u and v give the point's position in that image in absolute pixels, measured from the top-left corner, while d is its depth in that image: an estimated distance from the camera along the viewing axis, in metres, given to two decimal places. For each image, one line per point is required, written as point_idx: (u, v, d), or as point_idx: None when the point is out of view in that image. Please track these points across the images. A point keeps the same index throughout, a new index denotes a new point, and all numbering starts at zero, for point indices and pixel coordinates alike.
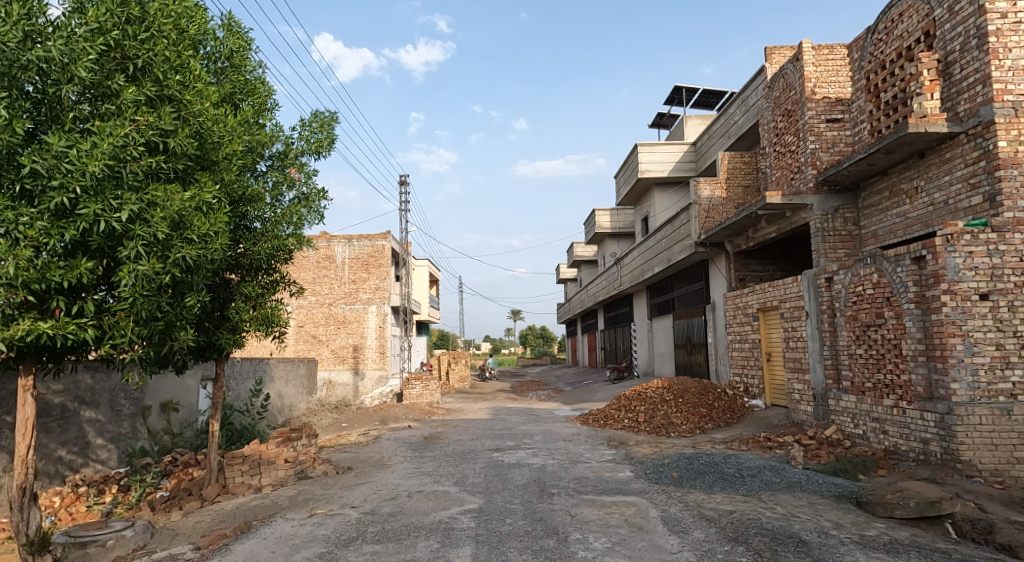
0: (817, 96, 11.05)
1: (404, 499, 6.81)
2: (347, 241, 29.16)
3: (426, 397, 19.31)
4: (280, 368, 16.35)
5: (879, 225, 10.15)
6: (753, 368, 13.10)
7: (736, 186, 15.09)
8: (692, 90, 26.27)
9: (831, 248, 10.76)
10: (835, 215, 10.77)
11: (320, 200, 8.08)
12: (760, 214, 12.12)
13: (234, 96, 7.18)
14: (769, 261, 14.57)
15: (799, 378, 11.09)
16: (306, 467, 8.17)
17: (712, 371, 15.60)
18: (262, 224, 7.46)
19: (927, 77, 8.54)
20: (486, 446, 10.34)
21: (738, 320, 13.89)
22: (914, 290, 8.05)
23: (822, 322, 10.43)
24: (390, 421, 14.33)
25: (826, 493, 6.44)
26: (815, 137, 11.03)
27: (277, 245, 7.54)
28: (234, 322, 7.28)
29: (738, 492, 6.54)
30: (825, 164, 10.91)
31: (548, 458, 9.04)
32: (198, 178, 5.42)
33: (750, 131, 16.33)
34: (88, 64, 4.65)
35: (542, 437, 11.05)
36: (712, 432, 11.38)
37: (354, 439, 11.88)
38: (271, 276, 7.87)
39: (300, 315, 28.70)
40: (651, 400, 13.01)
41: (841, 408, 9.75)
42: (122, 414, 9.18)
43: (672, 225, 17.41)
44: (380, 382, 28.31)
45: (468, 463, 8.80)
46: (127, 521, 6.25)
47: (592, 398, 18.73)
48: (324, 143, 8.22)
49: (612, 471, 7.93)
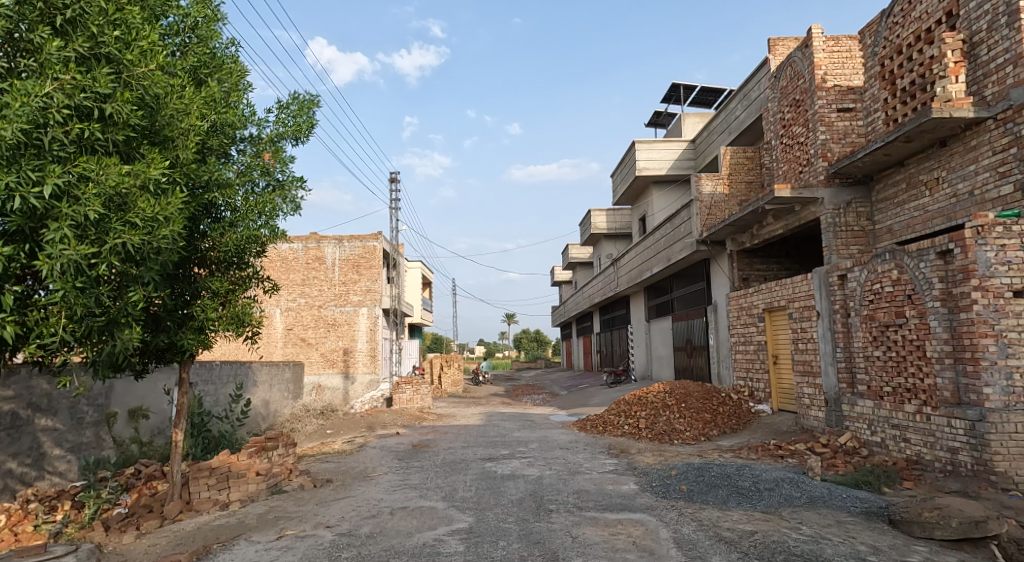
0: (827, 85, 10.49)
1: (386, 517, 6.14)
2: (338, 242, 28.50)
3: (417, 402, 18.58)
4: (265, 372, 15.66)
5: (894, 220, 9.57)
6: (758, 372, 12.52)
7: (738, 182, 14.56)
8: (690, 87, 25.75)
9: (843, 244, 10.16)
10: (847, 209, 10.20)
11: (298, 189, 7.39)
12: (767, 209, 11.54)
13: (200, 71, 6.50)
14: (774, 260, 13.99)
15: (810, 381, 10.50)
16: (280, 480, 7.49)
17: (714, 374, 15.02)
18: (233, 214, 6.77)
19: (951, 58, 7.96)
20: (478, 455, 9.66)
21: (742, 321, 13.29)
22: (940, 287, 7.47)
23: (834, 323, 9.83)
24: (378, 428, 13.65)
25: (854, 510, 5.81)
26: (826, 127, 10.44)
27: (248, 237, 6.84)
28: (199, 322, 6.57)
29: (756, 508, 5.92)
30: (836, 156, 10.34)
31: (545, 468, 8.39)
32: (144, 152, 4.77)
33: (753, 125, 15.79)
34: (3, 11, 4.01)
35: (539, 446, 10.40)
36: (717, 439, 10.75)
37: (337, 448, 11.16)
38: (242, 271, 7.20)
39: (289, 318, 27.98)
40: (651, 405, 12.38)
41: (856, 414, 9.16)
42: (84, 422, 8.64)
43: (672, 224, 16.83)
44: (370, 386, 27.44)
45: (458, 474, 8.13)
46: (71, 545, 5.54)
47: (588, 403, 18.10)
48: (303, 128, 7.47)
49: (615, 484, 7.28)
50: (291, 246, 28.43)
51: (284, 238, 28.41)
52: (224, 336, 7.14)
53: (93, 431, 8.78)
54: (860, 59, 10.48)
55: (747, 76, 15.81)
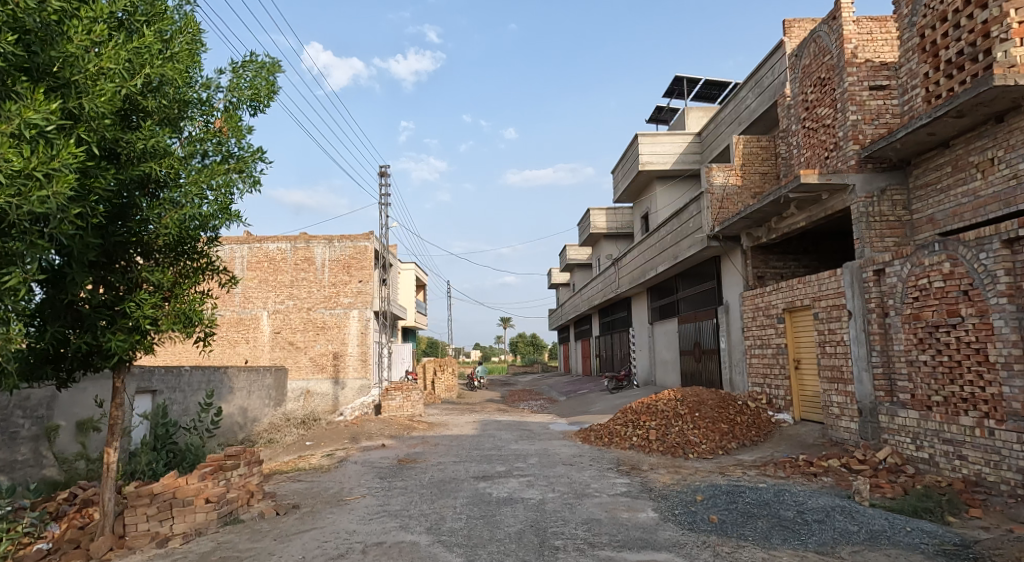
0: (858, 60, 9.46)
1: (356, 558, 5.04)
2: (328, 242, 27.37)
3: (408, 409, 17.48)
4: (242, 378, 14.59)
5: (937, 208, 8.56)
6: (778, 378, 11.49)
7: (752, 172, 13.62)
8: (694, 80, 24.77)
9: (877, 236, 9.14)
10: (881, 197, 9.18)
11: (258, 163, 6.32)
12: (790, 200, 10.53)
13: (132, 17, 5.35)
14: (791, 256, 12.98)
15: (839, 389, 9.46)
16: (235, 507, 6.36)
17: (726, 380, 13.99)
18: (179, 191, 5.59)
19: (1015, 18, 7.05)
20: (471, 473, 8.56)
21: (759, 322, 12.28)
22: (1006, 281, 6.52)
23: (870, 323, 8.79)
24: (363, 439, 12.53)
25: (929, 550, 4.75)
26: (856, 107, 9.39)
27: (189, 216, 5.61)
28: (133, 321, 5.43)
29: (807, 547, 4.86)
30: (869, 139, 9.30)
31: (548, 490, 7.31)
32: (24, 90, 3.94)
33: (767, 114, 14.79)
34: None
35: (539, 461, 9.32)
36: (737, 453, 9.70)
37: (314, 464, 10.04)
38: (193, 262, 6.13)
39: (277, 321, 26.86)
40: (661, 414, 11.30)
41: (897, 427, 8.13)
42: (19, 437, 7.54)
43: (679, 219, 15.80)
44: (362, 392, 26.34)
45: (446, 497, 7.03)
46: None
47: (590, 410, 17.03)
48: (262, 94, 6.41)
49: (630, 511, 6.22)
50: (279, 246, 27.36)
51: (272, 237, 27.32)
52: (166, 335, 6.04)
53: (30, 447, 7.67)
54: (882, 43, 9.50)
55: (759, 62, 14.83)
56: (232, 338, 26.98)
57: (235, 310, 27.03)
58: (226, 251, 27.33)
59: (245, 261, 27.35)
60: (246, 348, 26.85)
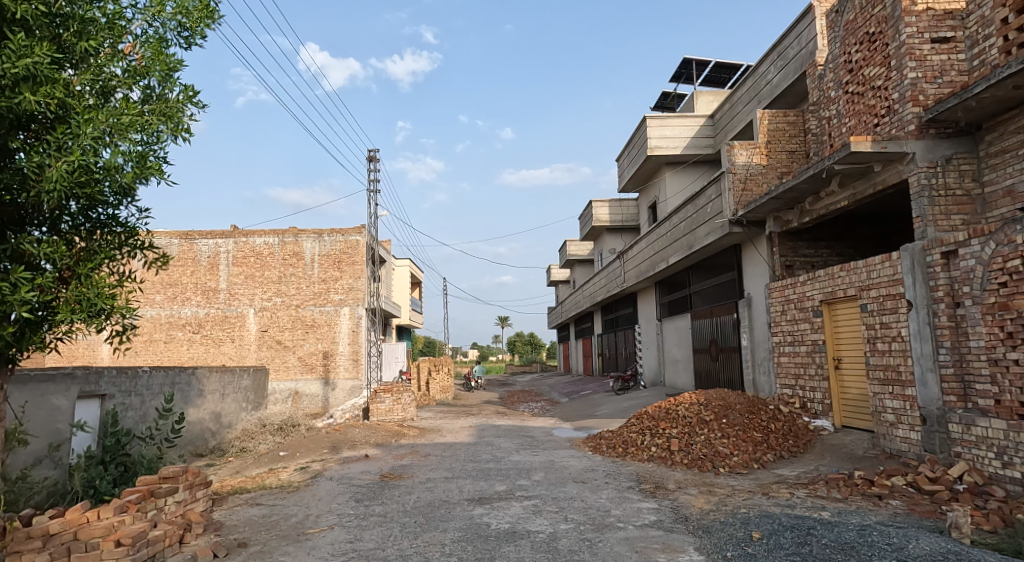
0: (919, 7, 8.05)
1: None
2: (318, 236, 25.97)
3: (398, 413, 16.10)
4: (214, 380, 13.27)
5: (1018, 179, 7.24)
6: (814, 379, 10.16)
7: (778, 150, 12.33)
8: (703, 63, 23.42)
9: (943, 213, 7.76)
10: (947, 167, 7.82)
11: (185, 107, 5.01)
12: (832, 175, 9.18)
13: None
14: (823, 243, 11.64)
15: (894, 392, 8.12)
16: (161, 550, 4.97)
17: (748, 381, 12.70)
18: (70, 135, 4.18)
19: None
20: (464, 494, 7.18)
21: (790, 316, 10.95)
22: None
23: (936, 315, 7.44)
24: (345, 448, 11.14)
25: None
26: (916, 62, 7.99)
27: (81, 169, 4.23)
28: (8, 307, 4.07)
29: None
30: (932, 100, 7.93)
31: (559, 520, 5.92)
32: None
33: (792, 89, 13.47)
34: None
35: (546, 478, 7.93)
36: (776, 468, 8.35)
37: (284, 480, 8.66)
38: (102, 235, 4.89)
39: (264, 319, 25.48)
40: (683, 420, 9.91)
41: (975, 439, 6.81)
42: None
43: (694, 205, 14.46)
44: (353, 393, 24.89)
45: (434, 531, 5.64)
46: None
47: (596, 413, 15.66)
48: (195, 19, 5.22)
49: (668, 553, 4.84)
50: (266, 240, 25.93)
51: (259, 231, 25.89)
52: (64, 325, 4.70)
53: None
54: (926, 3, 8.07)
55: (783, 31, 13.52)
56: (217, 337, 25.56)
57: (220, 307, 25.62)
58: (211, 245, 25.95)
59: (230, 256, 25.96)
60: (231, 347, 25.41)
